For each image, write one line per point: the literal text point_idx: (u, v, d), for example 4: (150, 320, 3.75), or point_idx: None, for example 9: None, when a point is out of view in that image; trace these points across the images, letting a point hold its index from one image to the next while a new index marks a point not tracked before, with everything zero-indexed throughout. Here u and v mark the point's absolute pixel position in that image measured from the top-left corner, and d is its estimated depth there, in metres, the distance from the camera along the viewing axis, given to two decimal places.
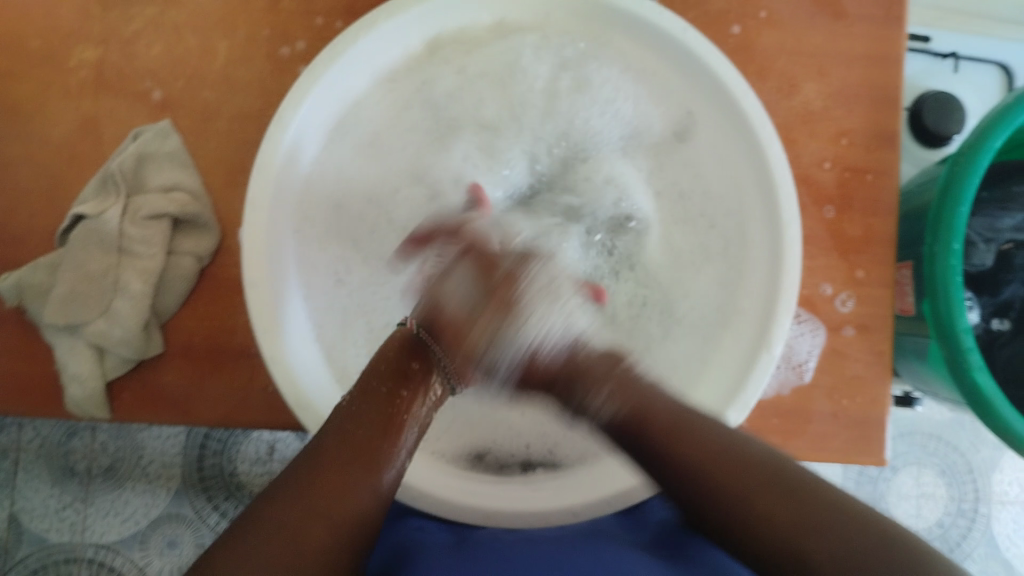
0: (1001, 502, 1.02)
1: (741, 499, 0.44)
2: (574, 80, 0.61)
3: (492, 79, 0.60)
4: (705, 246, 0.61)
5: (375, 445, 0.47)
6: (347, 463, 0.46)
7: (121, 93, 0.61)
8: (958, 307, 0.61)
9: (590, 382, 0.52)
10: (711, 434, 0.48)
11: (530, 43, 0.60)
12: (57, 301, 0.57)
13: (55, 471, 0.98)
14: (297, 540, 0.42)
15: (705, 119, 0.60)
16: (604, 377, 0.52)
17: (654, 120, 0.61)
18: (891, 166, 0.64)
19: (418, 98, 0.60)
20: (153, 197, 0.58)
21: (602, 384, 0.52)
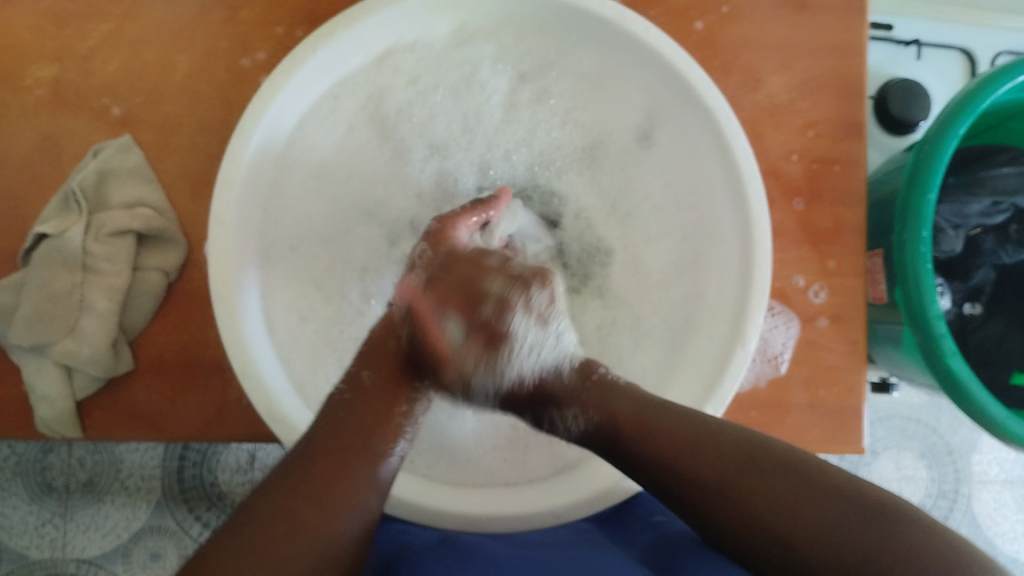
0: (981, 482, 1.03)
1: (708, 470, 0.44)
2: (534, 93, 0.63)
3: (448, 91, 0.62)
4: (679, 251, 0.61)
5: (373, 432, 0.48)
6: (345, 450, 0.46)
7: (79, 109, 0.60)
8: (929, 294, 0.62)
9: (562, 401, 0.51)
10: (670, 412, 0.48)
11: (488, 54, 0.61)
12: (22, 323, 0.56)
13: (32, 488, 0.97)
14: (290, 534, 0.41)
15: (671, 117, 0.60)
16: (576, 399, 0.50)
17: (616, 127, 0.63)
18: (857, 157, 0.64)
19: (372, 117, 0.61)
20: (115, 214, 0.57)
21: (577, 403, 0.50)
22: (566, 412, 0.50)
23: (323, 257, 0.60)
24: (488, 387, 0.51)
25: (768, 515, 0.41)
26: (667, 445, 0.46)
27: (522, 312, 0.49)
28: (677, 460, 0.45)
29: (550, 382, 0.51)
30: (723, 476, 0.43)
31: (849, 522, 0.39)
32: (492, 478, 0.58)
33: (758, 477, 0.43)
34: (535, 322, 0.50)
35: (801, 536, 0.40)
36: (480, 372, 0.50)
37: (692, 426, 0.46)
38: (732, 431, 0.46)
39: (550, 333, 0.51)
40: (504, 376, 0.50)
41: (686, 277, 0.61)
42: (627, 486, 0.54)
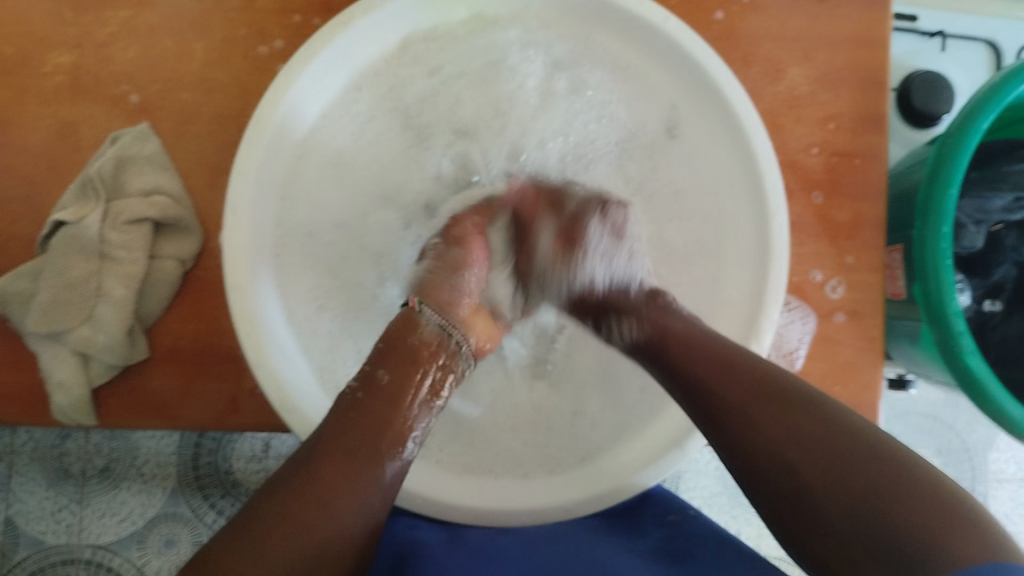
0: (998, 480, 1.02)
1: (735, 391, 0.45)
2: (569, 81, 0.61)
3: (474, 77, 0.61)
4: (699, 242, 0.61)
5: (380, 434, 0.46)
6: (350, 454, 0.44)
7: (96, 96, 0.60)
8: (949, 290, 0.61)
9: (623, 312, 0.54)
10: (715, 343, 0.49)
11: (515, 39, 0.60)
12: (39, 310, 0.56)
13: (50, 474, 0.98)
14: (298, 534, 0.40)
15: (693, 114, 0.60)
16: (636, 311, 0.53)
17: (648, 118, 0.62)
18: (878, 150, 0.63)
19: (395, 109, 0.60)
20: (133, 201, 0.57)
21: (634, 318, 0.53)
22: (623, 322, 0.54)
23: (338, 243, 0.59)
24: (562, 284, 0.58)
25: (779, 438, 0.42)
26: (701, 366, 0.48)
27: (604, 226, 0.57)
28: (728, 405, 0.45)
29: (617, 299, 0.55)
30: (746, 400, 0.45)
31: (852, 452, 0.39)
32: (507, 466, 0.57)
33: (778, 408, 0.43)
34: (609, 239, 0.57)
35: (806, 471, 0.40)
36: (549, 271, 0.58)
37: (749, 376, 0.46)
38: (790, 384, 0.45)
39: (625, 249, 0.57)
40: (578, 272, 0.57)
41: (704, 269, 0.60)
42: (641, 482, 0.53)
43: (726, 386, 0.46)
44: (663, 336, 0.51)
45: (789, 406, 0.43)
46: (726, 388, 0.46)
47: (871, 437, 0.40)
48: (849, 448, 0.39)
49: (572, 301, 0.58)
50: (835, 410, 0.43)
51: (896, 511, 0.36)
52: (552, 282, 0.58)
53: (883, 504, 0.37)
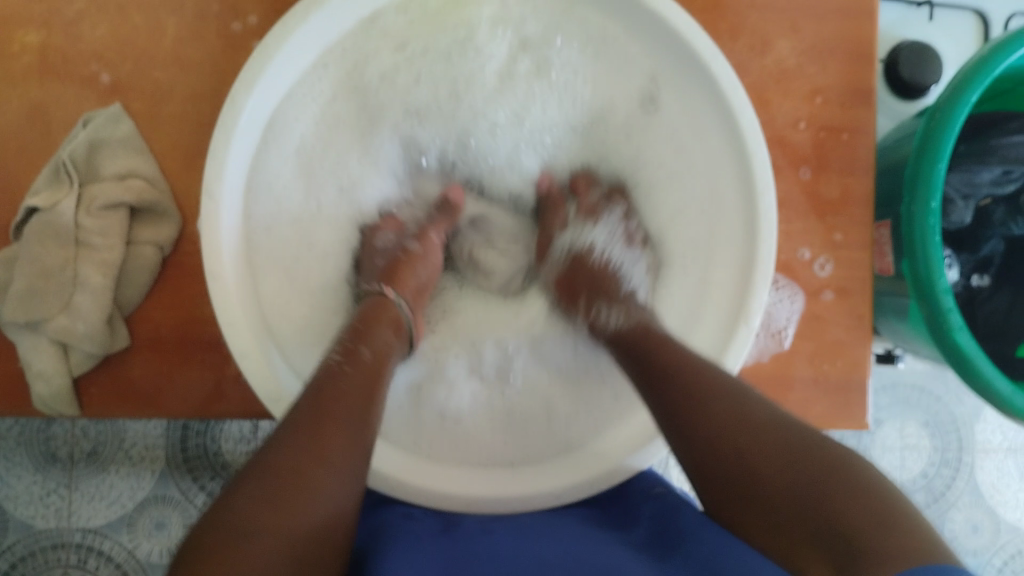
0: (984, 451, 1.02)
1: (695, 391, 0.46)
2: (534, 63, 0.60)
3: (438, 53, 0.59)
4: (689, 235, 0.61)
5: (368, 401, 0.46)
6: (349, 418, 0.44)
7: (68, 76, 0.58)
8: (937, 266, 0.60)
9: (613, 301, 0.57)
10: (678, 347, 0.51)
11: (485, 17, 0.59)
12: (15, 300, 0.55)
13: (36, 458, 0.97)
14: (313, 492, 0.40)
15: (671, 94, 0.59)
16: (625, 304, 0.56)
17: (617, 95, 0.62)
18: (866, 123, 0.63)
19: (349, 85, 0.59)
20: (107, 185, 0.56)
21: (624, 307, 0.56)
22: (612, 309, 0.56)
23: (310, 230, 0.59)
24: (564, 244, 0.63)
25: (736, 449, 0.43)
26: (671, 365, 0.49)
27: (616, 220, 0.61)
28: (688, 414, 0.46)
29: (613, 283, 0.58)
30: (704, 401, 0.46)
31: (806, 459, 0.40)
32: (489, 457, 0.57)
33: (733, 415, 0.44)
34: (619, 238, 0.61)
35: (767, 478, 0.41)
36: (566, 231, 0.63)
37: (708, 383, 0.47)
38: (748, 396, 0.46)
39: (633, 255, 0.60)
40: (584, 234, 0.62)
41: (698, 257, 0.60)
42: (630, 465, 0.53)
43: (688, 387, 0.47)
44: (647, 326, 0.53)
45: (745, 414, 0.44)
46: (688, 388, 0.47)
47: (828, 446, 0.41)
48: (800, 455, 0.41)
49: (569, 261, 0.62)
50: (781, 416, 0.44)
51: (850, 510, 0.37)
52: (558, 246, 0.63)
53: (841, 501, 0.37)
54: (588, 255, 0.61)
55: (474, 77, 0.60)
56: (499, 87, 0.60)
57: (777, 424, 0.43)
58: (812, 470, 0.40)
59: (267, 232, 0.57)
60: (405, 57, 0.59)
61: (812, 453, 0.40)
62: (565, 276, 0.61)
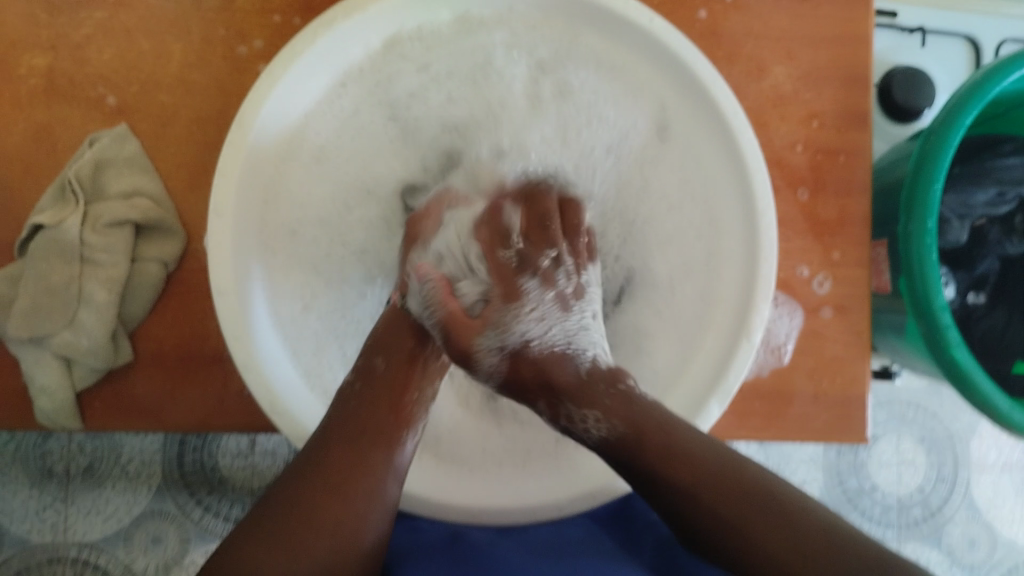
0: (980, 467, 1.03)
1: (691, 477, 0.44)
2: (554, 85, 0.61)
3: (464, 78, 0.60)
4: (689, 259, 0.60)
5: (385, 417, 0.48)
6: (357, 441, 0.46)
7: (72, 98, 0.59)
8: (934, 285, 0.61)
9: (586, 402, 0.47)
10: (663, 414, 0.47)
11: (500, 41, 0.59)
12: (19, 315, 0.56)
13: (32, 475, 0.96)
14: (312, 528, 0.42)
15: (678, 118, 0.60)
16: (599, 402, 0.47)
17: (635, 119, 0.61)
18: (862, 146, 0.64)
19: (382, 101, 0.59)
20: (114, 204, 0.57)
21: (599, 406, 0.47)
22: (585, 411, 0.47)
23: None
24: (493, 339, 0.50)
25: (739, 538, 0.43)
26: (669, 451, 0.45)
27: (544, 293, 0.52)
28: (687, 488, 0.44)
29: (572, 379, 0.48)
30: (695, 488, 0.44)
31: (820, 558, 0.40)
32: (482, 460, 0.57)
33: (737, 499, 0.43)
34: (551, 305, 0.52)
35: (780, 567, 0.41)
36: (494, 327, 0.50)
37: (702, 459, 0.45)
38: (753, 475, 0.45)
39: (567, 318, 0.51)
40: (511, 333, 0.50)
41: (695, 277, 0.60)
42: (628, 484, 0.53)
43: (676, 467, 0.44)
44: (637, 437, 0.45)
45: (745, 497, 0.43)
46: (680, 473, 0.44)
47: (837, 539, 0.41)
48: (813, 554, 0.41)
49: (517, 355, 0.50)
50: (778, 491, 0.44)
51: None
52: (503, 326, 0.50)
53: None
54: (527, 349, 0.50)
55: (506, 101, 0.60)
56: (529, 110, 0.60)
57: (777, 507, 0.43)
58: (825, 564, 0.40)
59: (271, 256, 0.57)
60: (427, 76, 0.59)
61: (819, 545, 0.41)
62: (508, 380, 0.50)
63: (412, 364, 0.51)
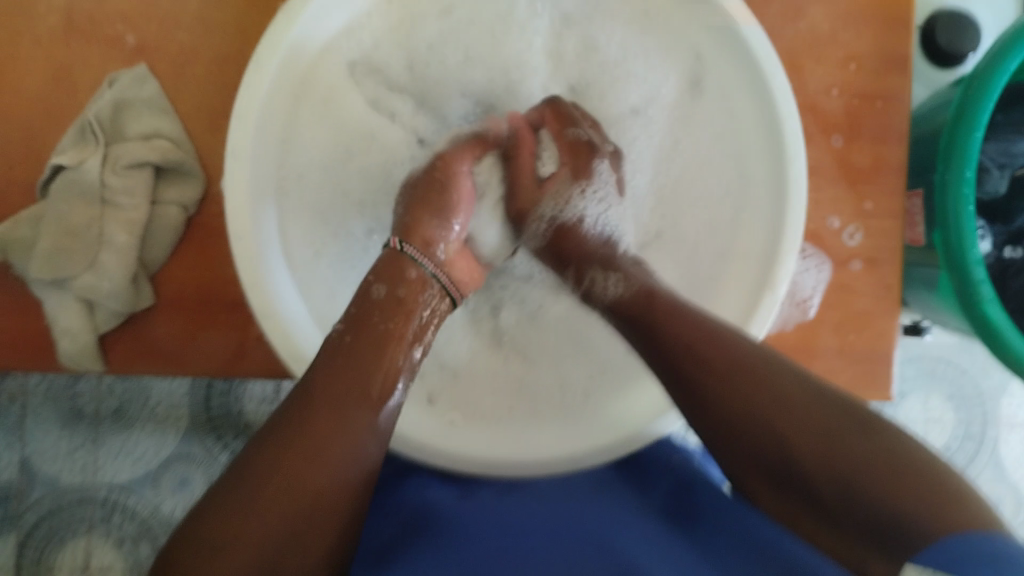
0: (1010, 425, 1.01)
1: (706, 360, 0.45)
2: (578, 43, 0.60)
3: (481, 27, 0.58)
4: (715, 215, 0.59)
5: (372, 378, 0.46)
6: (341, 398, 0.45)
7: (90, 36, 0.58)
8: (969, 238, 0.59)
9: (609, 266, 0.54)
10: (696, 313, 0.48)
11: None
12: (41, 257, 0.56)
13: (62, 415, 0.98)
14: (286, 490, 0.41)
15: (712, 67, 0.58)
16: (621, 268, 0.53)
17: (663, 65, 0.59)
18: (901, 91, 0.61)
19: (402, 46, 0.58)
20: (133, 145, 0.57)
21: (620, 272, 0.53)
22: (609, 276, 0.53)
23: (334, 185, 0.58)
24: (548, 209, 0.58)
25: (743, 414, 0.43)
26: (684, 335, 0.47)
27: (608, 178, 0.58)
28: (693, 357, 0.46)
29: (604, 251, 0.55)
30: (704, 370, 0.45)
31: (835, 431, 0.39)
32: (490, 412, 0.56)
33: (747, 373, 0.44)
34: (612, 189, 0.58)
35: (787, 445, 0.41)
36: (548, 206, 0.58)
37: (713, 338, 0.46)
38: (750, 342, 0.46)
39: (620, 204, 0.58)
40: (568, 208, 0.58)
41: (721, 231, 0.58)
42: (652, 431, 0.52)
43: (688, 348, 0.46)
44: (649, 294, 0.50)
45: (760, 374, 0.43)
46: (689, 350, 0.46)
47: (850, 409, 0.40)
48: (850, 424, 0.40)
49: (555, 233, 0.57)
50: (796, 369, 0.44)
51: (875, 480, 0.37)
52: (558, 211, 0.58)
53: (892, 485, 0.37)
54: (574, 226, 0.57)
55: (523, 61, 0.60)
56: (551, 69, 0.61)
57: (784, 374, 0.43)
58: (818, 431, 0.40)
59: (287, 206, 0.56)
60: (449, 24, 0.58)
61: (826, 408, 0.41)
62: (551, 242, 0.57)
63: (405, 313, 0.50)
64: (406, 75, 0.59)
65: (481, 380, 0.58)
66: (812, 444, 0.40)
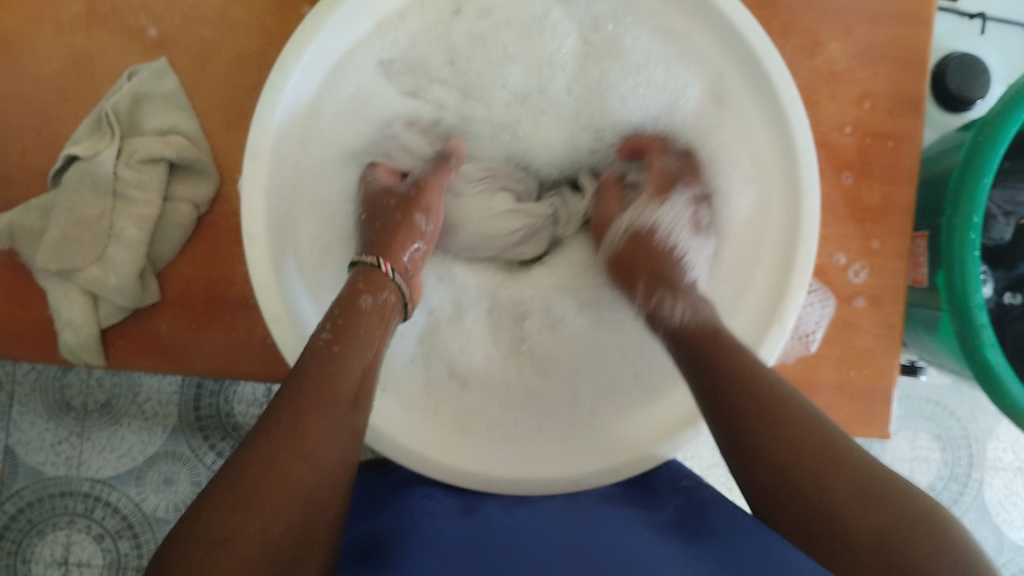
0: (994, 468, 1.01)
1: (749, 394, 0.45)
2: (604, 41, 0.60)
3: (519, 30, 0.59)
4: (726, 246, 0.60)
5: (355, 384, 0.46)
6: (333, 401, 0.44)
7: (113, 27, 0.58)
8: (973, 283, 0.59)
9: (679, 294, 0.53)
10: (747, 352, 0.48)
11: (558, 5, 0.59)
12: (50, 246, 0.56)
13: (50, 406, 0.97)
14: (284, 482, 0.39)
15: (735, 92, 0.57)
16: (689, 299, 0.53)
17: (689, 84, 0.59)
18: (913, 133, 0.62)
19: (440, 42, 0.59)
20: (148, 140, 0.57)
21: (690, 303, 0.52)
22: (677, 300, 0.53)
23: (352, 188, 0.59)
24: (627, 221, 0.59)
25: (783, 454, 0.42)
26: (737, 366, 0.46)
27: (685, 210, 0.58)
28: (738, 386, 0.45)
29: (674, 273, 0.55)
30: (753, 399, 0.44)
31: (892, 509, 0.38)
32: (490, 432, 0.56)
33: (793, 417, 0.43)
34: (687, 224, 0.58)
35: (833, 497, 0.39)
36: (634, 208, 0.59)
37: (760, 374, 0.46)
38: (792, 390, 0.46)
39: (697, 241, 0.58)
40: (645, 216, 0.58)
41: (729, 263, 0.60)
42: (657, 454, 0.52)
43: (734, 377, 0.46)
44: (716, 327, 0.50)
45: (808, 427, 0.43)
46: (738, 380, 0.46)
47: (898, 487, 0.40)
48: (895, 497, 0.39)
49: (629, 237, 0.58)
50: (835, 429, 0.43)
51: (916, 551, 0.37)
52: (652, 213, 0.58)
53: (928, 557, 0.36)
54: (647, 235, 0.58)
55: (555, 62, 0.60)
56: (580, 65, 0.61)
57: (828, 430, 0.43)
58: (868, 493, 0.39)
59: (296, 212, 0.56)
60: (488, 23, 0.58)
61: (874, 480, 0.40)
62: (619, 250, 0.58)
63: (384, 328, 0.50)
64: (448, 70, 0.60)
65: (488, 400, 0.58)
66: (852, 499, 0.39)
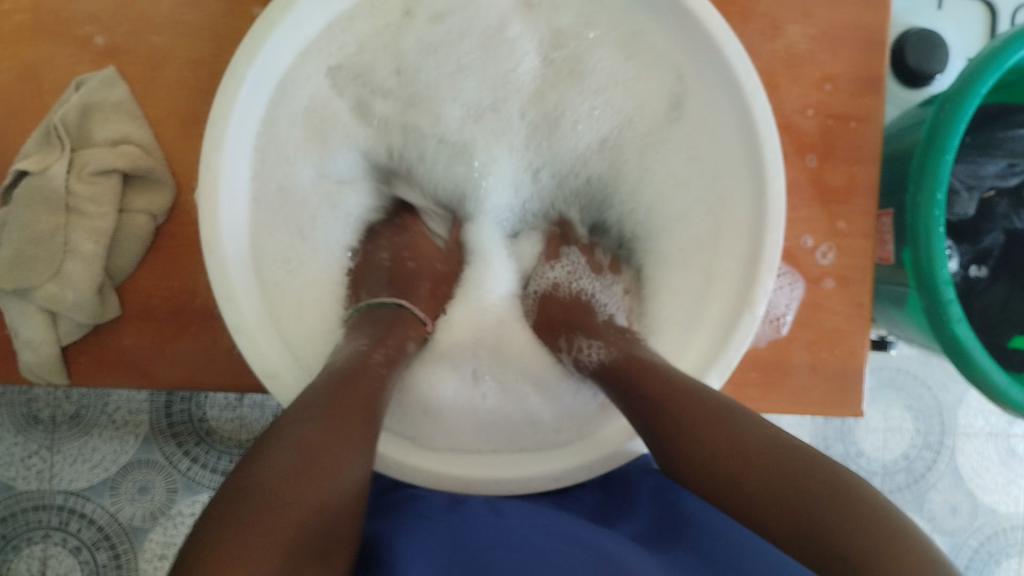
0: (966, 435, 1.02)
1: (668, 404, 0.45)
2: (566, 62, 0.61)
3: (477, 42, 0.60)
4: (696, 238, 0.60)
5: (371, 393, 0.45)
6: (355, 403, 0.42)
7: (59, 37, 0.57)
8: (939, 259, 0.59)
9: (593, 335, 0.57)
10: (671, 369, 0.49)
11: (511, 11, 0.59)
12: (4, 267, 0.54)
13: (18, 420, 0.96)
14: (330, 458, 0.38)
15: (692, 81, 0.57)
16: (605, 338, 0.56)
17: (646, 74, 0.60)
18: (874, 113, 0.62)
19: (388, 49, 0.59)
20: (99, 152, 0.55)
21: (604, 341, 0.55)
22: (592, 344, 0.56)
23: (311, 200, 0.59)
24: (534, 286, 0.65)
25: (702, 454, 0.42)
26: (657, 382, 0.47)
27: (576, 259, 0.65)
28: (658, 400, 0.46)
29: (585, 321, 0.59)
30: (670, 411, 0.45)
31: (804, 475, 0.38)
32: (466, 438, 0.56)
33: (712, 414, 0.43)
34: (584, 269, 0.65)
35: (748, 485, 0.39)
36: (537, 273, 0.66)
37: (682, 384, 0.46)
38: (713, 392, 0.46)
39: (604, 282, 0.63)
40: (542, 280, 0.65)
41: (701, 255, 0.59)
42: (629, 450, 0.52)
43: (653, 394, 0.47)
44: (634, 355, 0.52)
45: (726, 420, 0.43)
46: (657, 395, 0.46)
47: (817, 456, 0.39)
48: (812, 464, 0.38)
49: (540, 301, 0.64)
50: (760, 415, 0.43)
51: (824, 513, 0.36)
52: (550, 276, 0.65)
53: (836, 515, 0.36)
54: (554, 294, 0.63)
55: (510, 80, 0.61)
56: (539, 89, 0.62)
57: (749, 418, 0.43)
58: (783, 467, 0.39)
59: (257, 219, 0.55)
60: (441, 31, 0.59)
61: (791, 454, 0.40)
62: (540, 311, 0.63)
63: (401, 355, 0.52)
64: (393, 81, 0.61)
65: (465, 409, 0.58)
66: (770, 476, 0.39)
